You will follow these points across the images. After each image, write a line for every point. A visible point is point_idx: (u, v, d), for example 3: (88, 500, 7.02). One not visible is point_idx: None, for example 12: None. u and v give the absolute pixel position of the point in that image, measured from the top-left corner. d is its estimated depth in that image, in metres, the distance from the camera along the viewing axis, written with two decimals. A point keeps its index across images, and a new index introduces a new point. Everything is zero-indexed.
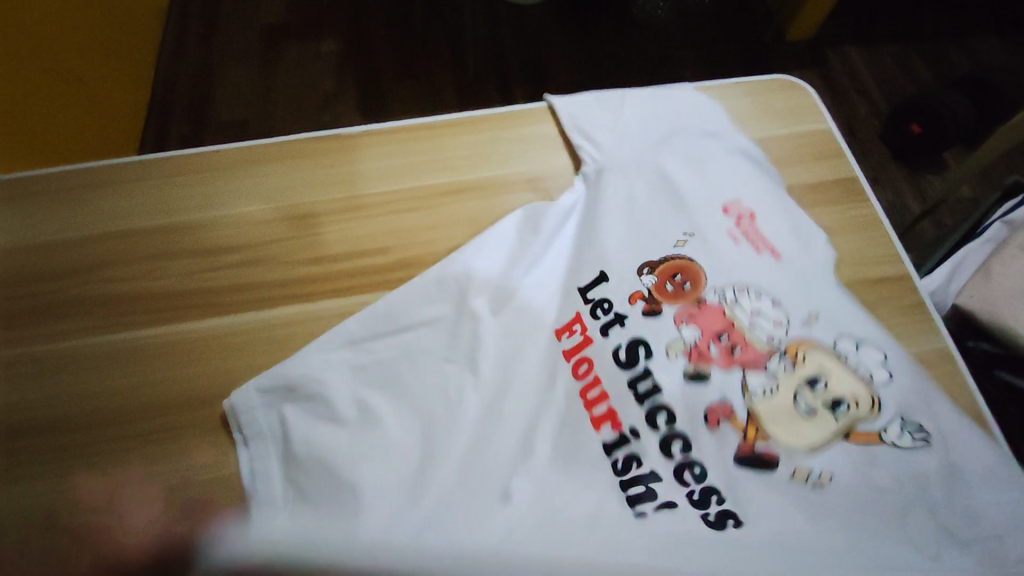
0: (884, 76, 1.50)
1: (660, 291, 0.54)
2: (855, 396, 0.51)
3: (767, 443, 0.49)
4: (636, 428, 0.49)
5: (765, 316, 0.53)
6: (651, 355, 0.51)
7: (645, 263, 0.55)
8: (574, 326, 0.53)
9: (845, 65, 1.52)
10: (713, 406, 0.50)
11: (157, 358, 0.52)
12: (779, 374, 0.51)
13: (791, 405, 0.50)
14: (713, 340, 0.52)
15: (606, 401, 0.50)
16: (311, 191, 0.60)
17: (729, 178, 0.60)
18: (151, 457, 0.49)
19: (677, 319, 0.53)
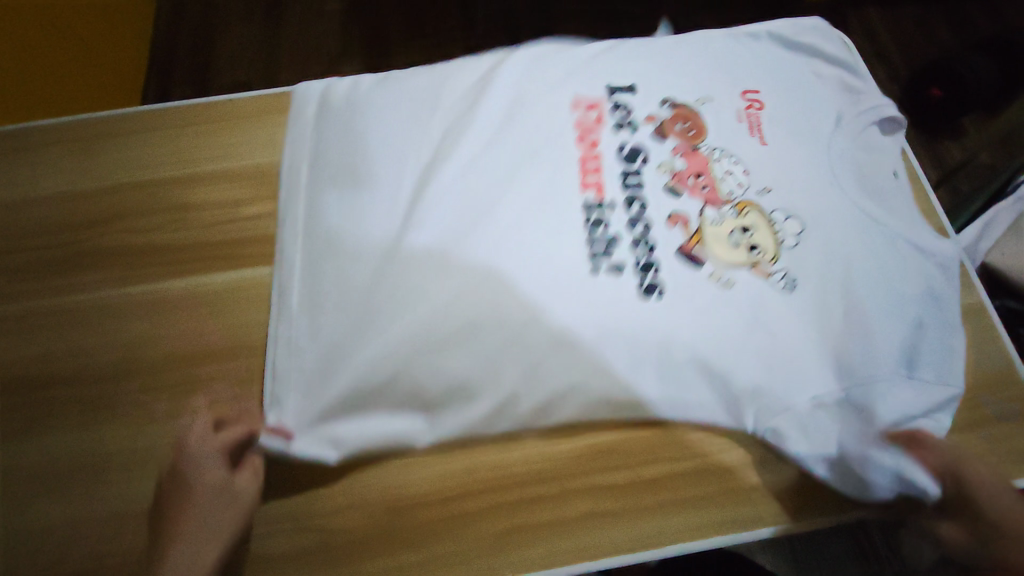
0: (902, 36, 1.26)
1: (670, 124, 0.47)
2: (767, 250, 0.44)
3: (702, 250, 0.43)
4: (608, 218, 0.43)
5: (736, 176, 0.46)
6: (647, 162, 0.46)
7: (668, 98, 0.48)
8: (593, 107, 0.47)
9: (864, 27, 1.27)
10: (673, 211, 0.44)
11: (185, 309, 0.50)
12: (726, 217, 0.45)
13: (712, 243, 0.44)
14: (692, 175, 0.45)
15: (592, 172, 0.44)
16: (215, 145, 0.56)
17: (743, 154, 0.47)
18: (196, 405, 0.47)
19: (673, 148, 0.46)
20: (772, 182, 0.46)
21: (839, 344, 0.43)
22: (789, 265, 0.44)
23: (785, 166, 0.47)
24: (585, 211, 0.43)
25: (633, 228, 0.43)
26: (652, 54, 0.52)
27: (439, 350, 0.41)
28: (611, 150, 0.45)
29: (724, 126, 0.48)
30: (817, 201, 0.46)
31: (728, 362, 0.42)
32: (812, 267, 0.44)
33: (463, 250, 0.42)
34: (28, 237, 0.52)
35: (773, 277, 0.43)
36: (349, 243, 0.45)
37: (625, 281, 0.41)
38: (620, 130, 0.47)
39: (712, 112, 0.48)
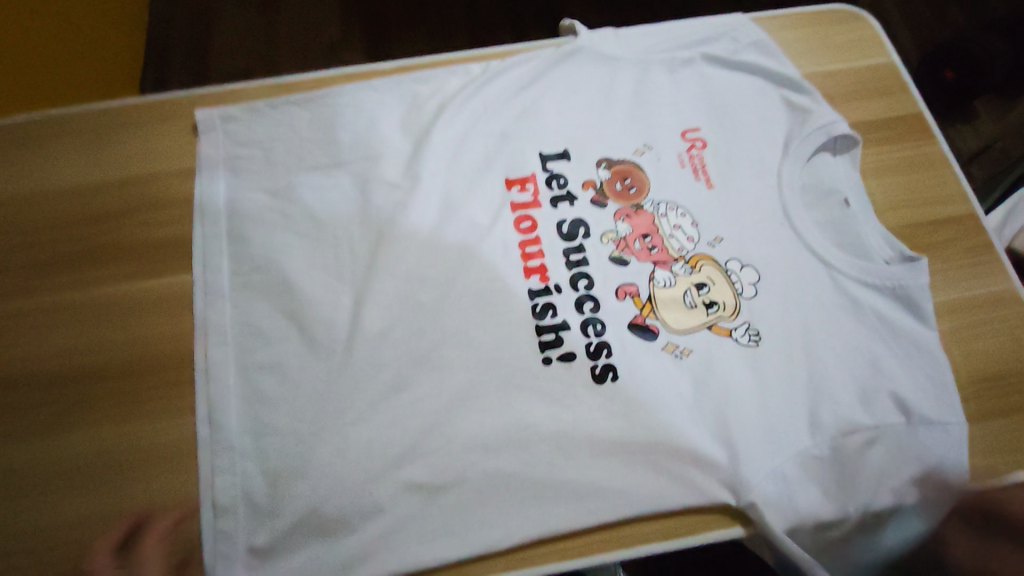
0: (912, 17, 1.23)
1: (609, 187, 0.52)
2: (725, 304, 0.49)
3: (656, 319, 0.49)
4: (556, 303, 0.48)
5: (683, 231, 0.51)
6: (590, 235, 0.51)
7: (602, 160, 0.53)
8: (527, 184, 0.52)
9: (873, 9, 1.24)
10: (624, 283, 0.49)
11: (167, 309, 0.48)
12: (679, 275, 0.50)
13: (661, 319, 0.48)
14: (639, 238, 0.51)
15: (540, 252, 0.50)
16: (192, 141, 0.54)
17: (677, 222, 0.51)
18: (178, 409, 0.46)
19: (616, 213, 0.51)
20: (723, 231, 0.51)
21: (786, 401, 0.46)
22: (746, 318, 0.49)
23: (730, 218, 0.52)
24: (534, 302, 0.48)
25: (581, 310, 0.48)
26: (593, 112, 0.55)
27: (400, 464, 0.43)
28: (552, 229, 0.50)
29: (662, 180, 0.53)
30: (756, 241, 0.51)
31: (679, 433, 0.45)
32: (768, 314, 0.49)
33: (435, 346, 0.46)
34: (35, 233, 0.50)
35: (736, 332, 0.48)
36: (294, 354, 0.46)
37: (578, 367, 0.46)
38: (558, 207, 0.51)
39: (650, 163, 0.53)
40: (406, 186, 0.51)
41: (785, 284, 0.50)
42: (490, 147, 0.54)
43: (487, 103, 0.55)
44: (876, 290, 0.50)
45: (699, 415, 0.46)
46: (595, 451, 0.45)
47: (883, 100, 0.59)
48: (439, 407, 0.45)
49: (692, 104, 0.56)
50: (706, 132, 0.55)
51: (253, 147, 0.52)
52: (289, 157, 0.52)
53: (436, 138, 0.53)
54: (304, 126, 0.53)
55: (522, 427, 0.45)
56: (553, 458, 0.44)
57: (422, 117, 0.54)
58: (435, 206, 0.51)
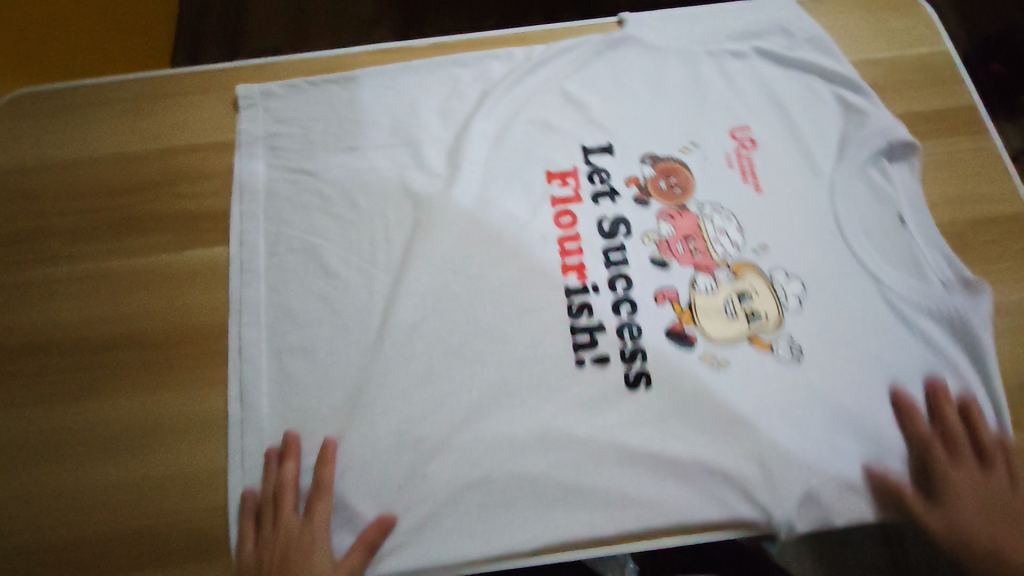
0: None
1: (653, 184, 0.49)
2: (767, 316, 0.46)
3: (694, 327, 0.45)
4: (592, 303, 0.46)
5: (728, 236, 0.48)
6: (631, 234, 0.48)
7: (648, 155, 0.50)
8: (568, 178, 0.50)
9: None
10: (663, 287, 0.46)
11: (192, 280, 0.49)
12: (721, 282, 0.46)
13: (699, 327, 0.45)
14: (681, 240, 0.48)
15: (580, 249, 0.48)
16: (220, 116, 0.54)
17: (724, 226, 0.48)
18: (200, 380, 0.46)
19: (660, 212, 0.49)
20: (769, 236, 0.48)
21: (832, 418, 0.43)
22: (790, 332, 0.45)
23: (778, 223, 0.49)
24: (570, 300, 0.46)
25: (617, 312, 0.46)
26: (635, 106, 0.52)
27: (421, 466, 0.42)
28: (592, 227, 0.48)
29: (708, 179, 0.50)
30: (801, 246, 0.48)
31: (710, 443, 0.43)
32: (813, 323, 0.45)
33: (460, 343, 0.45)
34: (77, 201, 0.51)
35: (777, 347, 0.45)
36: (324, 348, 0.45)
37: (611, 370, 0.44)
38: (600, 203, 0.49)
39: (698, 162, 0.50)
40: (438, 180, 0.50)
41: (834, 297, 0.46)
42: (518, 135, 0.52)
43: (524, 95, 0.53)
44: (930, 316, 0.46)
45: (738, 428, 0.43)
46: (624, 460, 0.42)
47: (932, 92, 0.55)
48: (466, 409, 0.43)
49: (742, 101, 0.53)
50: (755, 129, 0.52)
51: (297, 127, 0.52)
52: (320, 147, 0.51)
53: (470, 129, 0.51)
54: (337, 126, 0.52)
55: (550, 429, 0.43)
56: (580, 462, 0.42)
57: (458, 109, 0.52)
58: (464, 198, 0.49)
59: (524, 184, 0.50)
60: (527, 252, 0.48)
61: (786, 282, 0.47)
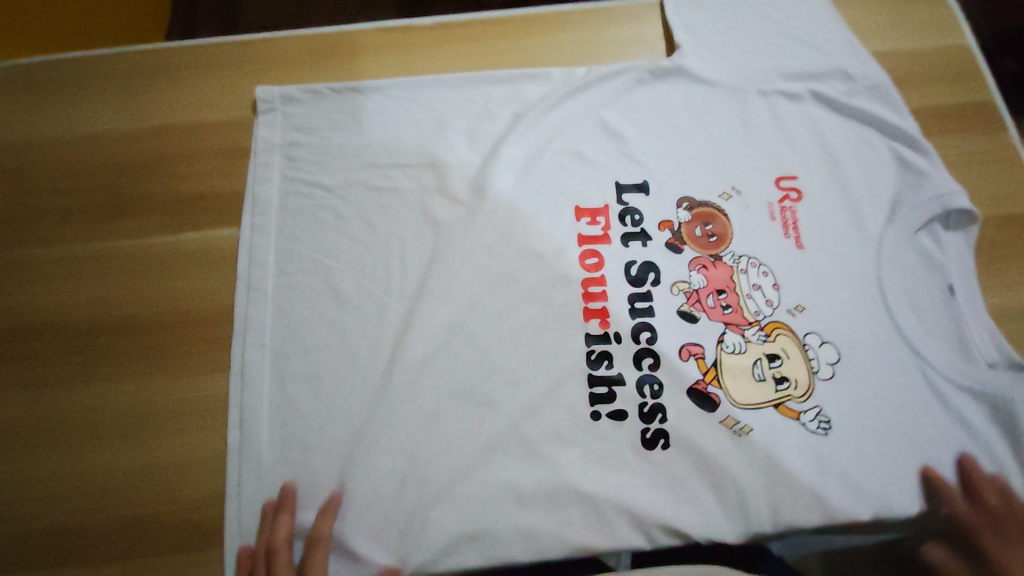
0: None
1: (688, 230, 0.42)
2: (798, 381, 0.39)
3: (719, 388, 0.39)
4: (614, 355, 0.39)
5: (763, 292, 0.41)
6: (659, 282, 0.41)
7: (685, 198, 0.42)
8: (597, 216, 0.42)
9: None
10: (689, 342, 0.39)
11: (183, 267, 0.47)
12: (751, 342, 0.40)
13: (724, 391, 0.39)
14: (712, 293, 0.41)
15: (607, 298, 0.40)
16: (213, 95, 0.51)
17: (763, 282, 0.41)
18: (189, 370, 0.44)
19: (692, 261, 0.41)
20: (809, 276, 0.42)
21: (874, 489, 0.38)
22: (824, 395, 0.39)
23: (821, 270, 0.42)
24: (588, 349, 0.39)
25: (639, 366, 0.39)
26: (685, 123, 0.44)
27: (395, 520, 0.36)
28: (619, 274, 0.40)
29: (756, 225, 0.42)
30: (844, 288, 0.42)
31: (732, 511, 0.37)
32: (851, 381, 0.40)
33: (447, 378, 0.39)
34: (69, 177, 0.49)
35: (805, 416, 0.39)
36: (303, 396, 0.39)
37: (628, 427, 0.38)
38: (629, 246, 0.41)
39: (737, 210, 0.43)
40: (442, 198, 0.43)
41: (881, 361, 0.40)
42: (525, 132, 0.44)
43: (557, 103, 0.45)
44: (973, 397, 0.40)
45: (772, 493, 0.37)
46: (639, 530, 0.36)
47: (953, 87, 0.48)
48: (461, 466, 0.37)
49: (807, 128, 0.45)
50: (820, 158, 0.44)
51: (308, 134, 0.45)
52: (312, 155, 0.44)
53: (489, 144, 0.44)
54: (309, 141, 0.44)
55: (560, 485, 0.37)
56: (590, 524, 0.36)
57: (481, 124, 0.44)
58: (473, 221, 0.42)
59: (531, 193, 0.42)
60: (530, 275, 0.41)
61: (830, 337, 0.40)
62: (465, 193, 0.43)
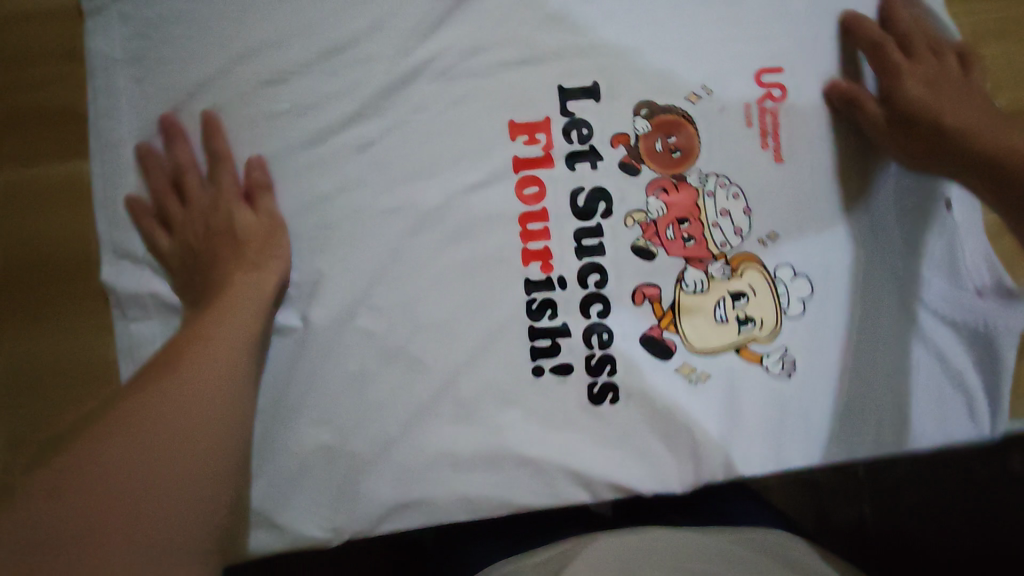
0: None
1: (646, 144, 0.35)
2: (762, 320, 0.35)
3: (675, 333, 0.35)
4: (558, 303, 0.34)
5: (731, 218, 0.35)
6: (612, 213, 0.34)
7: (643, 103, 0.35)
8: (537, 133, 0.34)
9: None
10: (643, 283, 0.34)
11: (5, 205, 0.36)
12: (714, 278, 0.35)
13: (680, 335, 0.35)
14: (672, 223, 0.35)
15: (548, 232, 0.34)
16: None
17: (733, 206, 0.35)
18: (44, 333, 0.36)
19: (650, 183, 0.34)
20: (786, 200, 0.35)
21: (832, 431, 0.36)
22: (790, 334, 0.35)
23: (800, 190, 0.36)
24: (528, 297, 0.34)
25: (587, 314, 0.34)
26: (647, 5, 0.35)
27: (321, 494, 0.33)
28: (564, 203, 0.34)
29: (728, 135, 0.35)
30: (825, 210, 0.36)
31: (686, 463, 0.35)
32: (823, 318, 0.36)
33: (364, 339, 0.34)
34: None
35: (768, 359, 0.35)
36: None
37: (574, 382, 0.34)
38: (576, 168, 0.34)
39: (707, 118, 0.35)
40: (343, 111, 0.34)
41: (857, 294, 0.36)
42: (446, 27, 0.34)
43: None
44: (951, 327, 0.37)
45: (726, 442, 0.35)
46: (585, 489, 0.34)
47: None
48: (388, 433, 0.33)
49: (799, 9, 0.36)
50: (811, 48, 0.36)
51: (166, 33, 0.34)
52: (172, 62, 0.34)
53: (399, 35, 0.34)
54: (167, 35, 0.34)
55: (499, 448, 0.33)
56: (532, 484, 0.33)
57: (388, 11, 0.34)
58: (384, 142, 0.34)
59: (456, 108, 0.34)
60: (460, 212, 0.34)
61: (804, 268, 0.36)
62: (373, 104, 0.34)
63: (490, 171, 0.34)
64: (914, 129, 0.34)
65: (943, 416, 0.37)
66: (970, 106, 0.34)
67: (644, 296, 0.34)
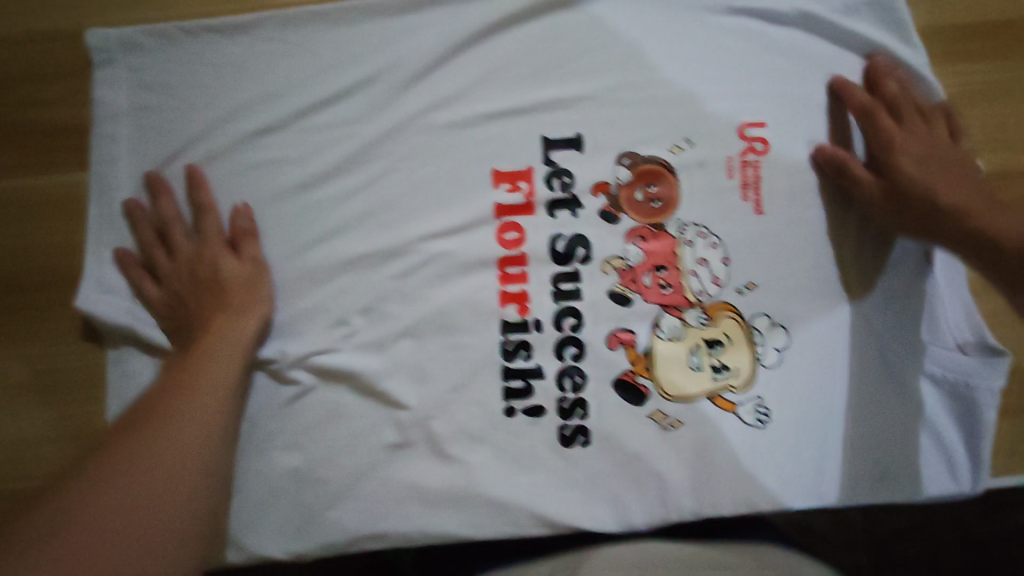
0: None
1: (626, 194, 0.36)
2: (738, 370, 0.35)
3: (649, 379, 0.35)
4: (532, 344, 0.35)
5: (709, 267, 0.36)
6: (589, 259, 0.36)
7: (625, 153, 0.36)
8: (520, 181, 0.36)
9: None
10: (617, 328, 0.35)
11: (23, 216, 0.39)
12: (689, 326, 0.35)
13: (653, 381, 0.35)
14: (650, 270, 0.36)
15: (527, 275, 0.36)
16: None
17: (711, 255, 0.36)
18: (44, 336, 0.38)
19: (628, 232, 0.36)
20: (765, 251, 0.36)
21: (807, 484, 0.35)
22: (767, 385, 0.35)
23: (781, 241, 0.36)
24: (504, 337, 0.35)
25: (561, 356, 0.35)
26: (633, 61, 0.37)
27: (293, 517, 0.34)
28: (543, 249, 0.36)
29: (709, 186, 0.36)
30: (805, 263, 0.36)
31: (652, 509, 0.35)
32: (800, 370, 0.35)
33: (345, 368, 0.35)
34: None
35: (742, 409, 0.35)
36: None
37: (544, 422, 0.35)
38: (556, 215, 0.36)
39: (688, 170, 0.36)
40: (341, 157, 0.37)
41: (835, 347, 0.36)
42: (443, 81, 0.38)
43: (477, 37, 0.37)
44: (934, 385, 0.35)
45: (697, 490, 0.35)
46: (549, 529, 0.34)
47: None
48: (361, 461, 0.34)
49: (786, 67, 0.37)
50: (796, 104, 0.37)
51: (191, 83, 0.38)
52: (195, 107, 0.38)
53: (392, 91, 0.38)
54: (192, 81, 0.38)
55: (468, 482, 0.34)
56: (497, 520, 0.34)
57: (387, 67, 0.38)
58: (375, 189, 0.37)
59: (447, 156, 0.37)
60: (444, 253, 0.36)
61: (782, 319, 0.36)
62: (365, 153, 0.37)
63: (474, 214, 0.36)
64: (907, 205, 0.35)
65: (924, 476, 0.35)
66: (960, 186, 0.34)
67: (618, 341, 0.35)
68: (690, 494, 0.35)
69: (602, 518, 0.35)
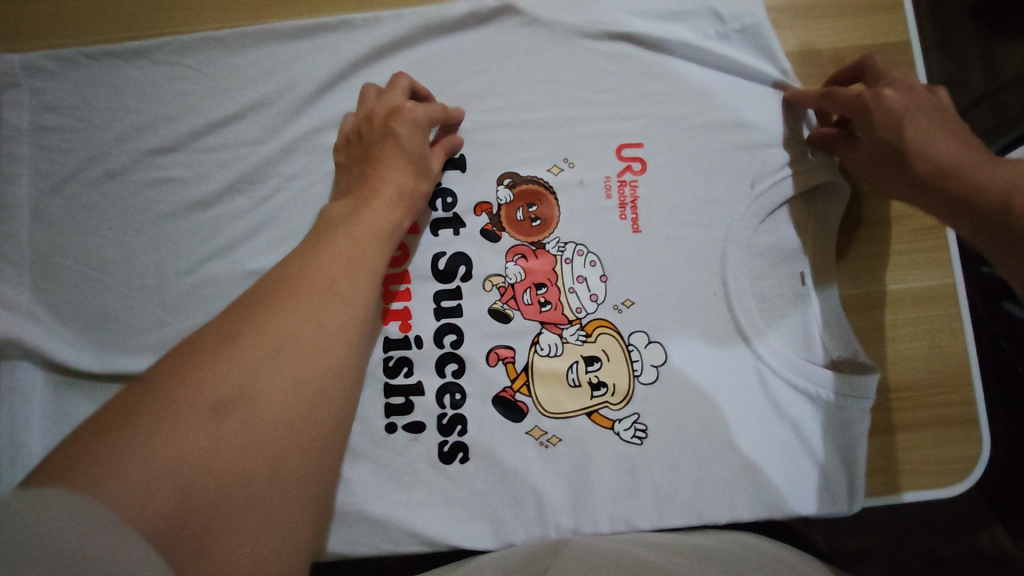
0: None
1: (507, 213, 0.37)
2: (616, 386, 0.36)
3: (527, 395, 0.36)
4: (413, 361, 0.36)
5: (587, 284, 0.37)
6: (470, 277, 0.37)
7: (507, 174, 0.37)
8: None
9: None
10: (497, 345, 0.36)
11: None
12: (568, 342, 0.36)
13: (533, 398, 0.36)
14: (529, 287, 0.36)
15: (410, 293, 0.36)
16: None
17: (589, 272, 0.37)
18: None
19: (508, 250, 0.37)
20: (640, 268, 0.37)
21: (682, 497, 0.36)
22: (643, 400, 0.36)
23: (655, 259, 0.37)
24: (385, 355, 0.36)
25: (441, 372, 0.36)
26: (515, 86, 0.38)
27: None
28: (426, 266, 0.37)
29: (587, 206, 0.37)
30: (679, 280, 0.37)
31: (531, 524, 0.35)
32: (676, 386, 0.36)
33: None
34: None
35: (620, 425, 0.36)
36: (80, 401, 0.36)
37: (423, 439, 0.35)
38: (439, 234, 0.37)
39: (567, 189, 0.37)
40: (228, 179, 0.37)
41: (710, 362, 0.37)
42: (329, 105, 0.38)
43: (365, 61, 0.38)
44: (808, 400, 0.37)
45: (572, 505, 0.35)
46: (427, 546, 0.35)
47: (843, 22, 0.40)
48: None
49: (660, 93, 0.38)
50: (671, 126, 0.38)
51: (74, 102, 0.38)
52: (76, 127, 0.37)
53: (284, 113, 0.38)
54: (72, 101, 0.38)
55: (346, 499, 0.35)
56: (376, 537, 0.35)
57: (274, 88, 0.38)
58: (261, 209, 0.37)
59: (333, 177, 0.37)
60: None
61: (657, 335, 0.37)
62: (259, 172, 0.37)
63: None
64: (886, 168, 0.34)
65: (797, 489, 0.36)
66: (946, 137, 0.32)
67: (498, 357, 0.36)
68: (567, 507, 0.35)
69: (480, 535, 0.35)
